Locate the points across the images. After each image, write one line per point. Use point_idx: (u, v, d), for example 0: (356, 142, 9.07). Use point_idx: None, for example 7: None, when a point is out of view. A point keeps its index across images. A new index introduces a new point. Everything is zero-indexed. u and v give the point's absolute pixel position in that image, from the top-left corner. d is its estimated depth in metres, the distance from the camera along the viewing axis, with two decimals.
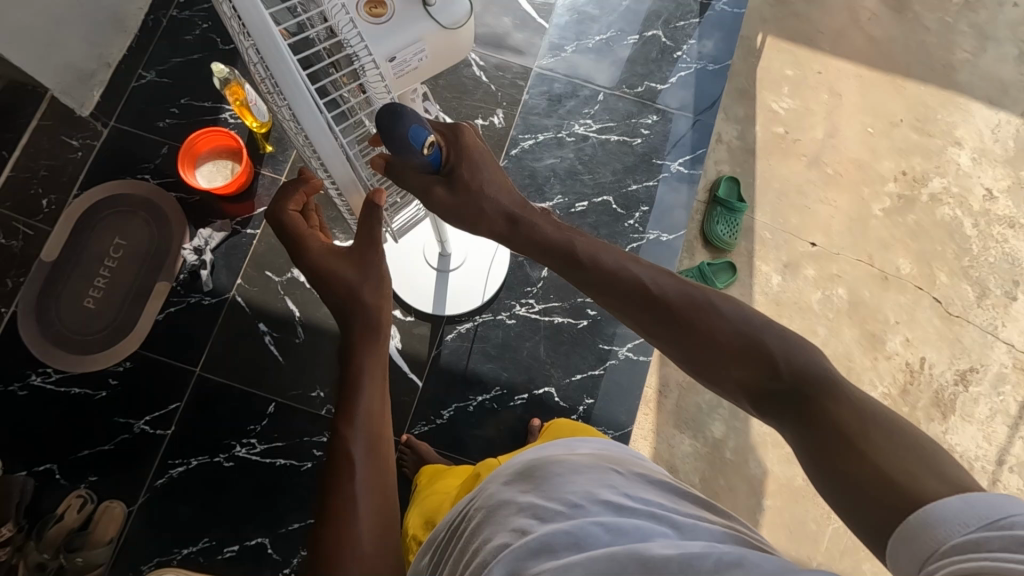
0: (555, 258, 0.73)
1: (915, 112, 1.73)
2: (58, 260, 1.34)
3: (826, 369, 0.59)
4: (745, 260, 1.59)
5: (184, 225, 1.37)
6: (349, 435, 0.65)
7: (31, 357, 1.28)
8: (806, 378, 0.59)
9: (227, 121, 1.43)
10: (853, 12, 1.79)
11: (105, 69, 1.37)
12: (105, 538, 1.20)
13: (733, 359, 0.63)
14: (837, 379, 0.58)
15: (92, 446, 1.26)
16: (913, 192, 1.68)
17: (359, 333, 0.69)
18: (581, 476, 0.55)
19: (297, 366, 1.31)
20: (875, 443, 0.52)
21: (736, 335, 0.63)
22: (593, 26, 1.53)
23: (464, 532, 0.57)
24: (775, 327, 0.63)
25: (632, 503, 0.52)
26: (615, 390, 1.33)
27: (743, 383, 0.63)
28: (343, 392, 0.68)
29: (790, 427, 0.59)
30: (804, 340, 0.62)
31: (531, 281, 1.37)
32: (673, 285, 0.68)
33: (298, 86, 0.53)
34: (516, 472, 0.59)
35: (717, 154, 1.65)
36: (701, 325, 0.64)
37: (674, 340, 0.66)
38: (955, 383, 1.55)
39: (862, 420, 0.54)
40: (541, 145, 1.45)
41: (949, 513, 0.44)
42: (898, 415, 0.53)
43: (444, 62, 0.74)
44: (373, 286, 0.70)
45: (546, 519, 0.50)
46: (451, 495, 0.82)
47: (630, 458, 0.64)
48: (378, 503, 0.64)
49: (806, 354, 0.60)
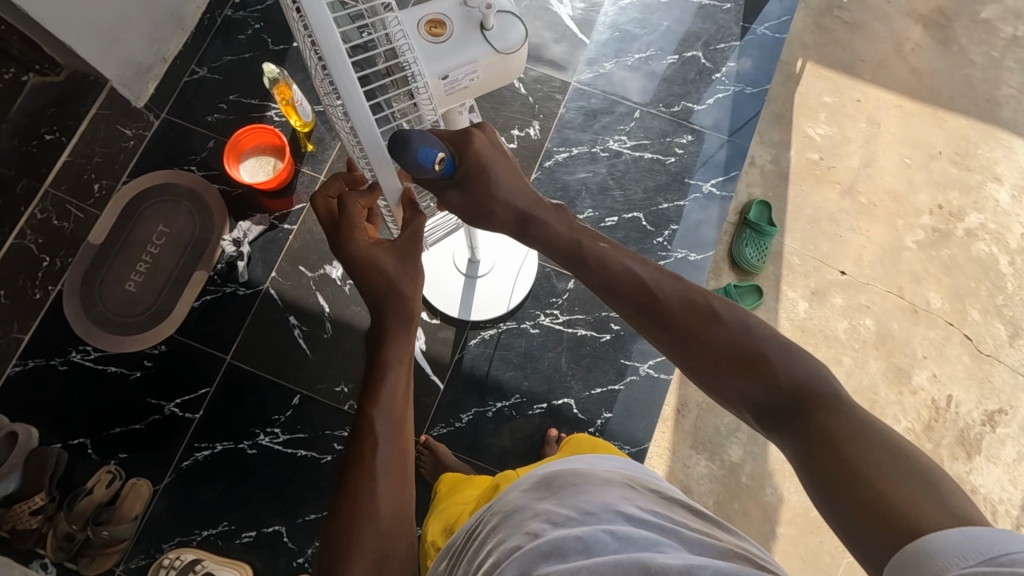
0: (562, 256, 0.73)
1: (955, 146, 1.71)
2: (104, 243, 1.39)
3: (830, 385, 0.60)
4: (772, 284, 1.59)
5: (225, 217, 1.42)
6: (374, 413, 0.67)
7: (73, 334, 1.34)
8: (804, 391, 0.60)
9: (272, 119, 1.48)
10: (896, 42, 1.78)
11: (161, 64, 1.42)
12: (131, 514, 1.24)
13: (733, 366, 0.63)
14: (840, 398, 0.58)
15: (125, 424, 1.31)
16: (948, 226, 1.65)
17: (394, 322, 0.69)
18: (597, 489, 0.56)
19: (324, 361, 1.35)
20: (875, 464, 0.51)
21: (738, 344, 0.63)
22: (633, 44, 1.55)
23: (480, 534, 0.59)
24: (779, 340, 0.63)
25: (645, 516, 0.52)
26: (634, 407, 1.34)
27: (744, 392, 0.64)
28: (368, 375, 0.69)
29: (788, 438, 0.59)
30: (809, 355, 0.62)
31: (556, 293, 1.39)
32: (677, 290, 0.68)
33: (352, 88, 0.55)
34: (537, 482, 0.61)
35: (749, 177, 1.66)
36: (701, 332, 0.65)
37: (675, 344, 0.67)
38: (982, 423, 1.52)
39: (863, 435, 0.54)
40: (575, 159, 1.47)
41: (947, 545, 0.43)
42: (904, 440, 0.52)
43: (494, 82, 0.77)
44: (409, 277, 0.68)
45: (559, 524, 0.51)
46: (468, 506, 0.83)
47: (647, 477, 0.64)
48: (395, 486, 0.65)
49: (809, 369, 0.61)
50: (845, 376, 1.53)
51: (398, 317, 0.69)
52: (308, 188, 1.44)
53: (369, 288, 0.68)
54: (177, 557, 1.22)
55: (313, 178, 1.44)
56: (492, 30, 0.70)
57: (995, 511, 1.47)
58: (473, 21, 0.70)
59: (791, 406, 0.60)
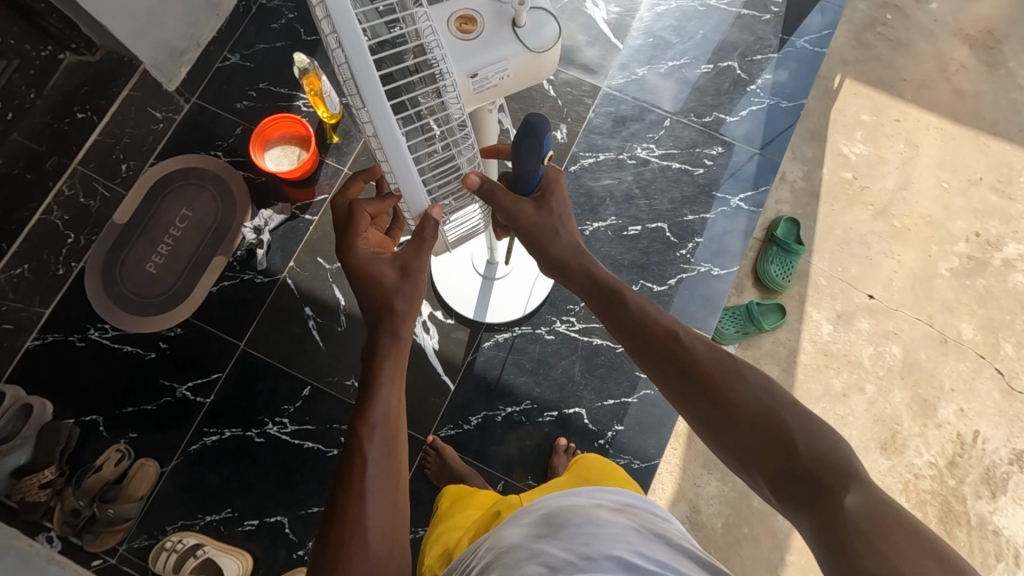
0: (595, 295, 0.76)
1: (997, 172, 1.65)
2: (128, 223, 1.40)
3: (849, 461, 0.57)
4: (796, 304, 1.55)
5: (247, 205, 1.42)
6: (365, 431, 0.65)
7: (92, 312, 1.35)
8: (825, 465, 0.57)
9: (299, 109, 1.48)
10: (941, 62, 1.72)
11: (195, 48, 1.44)
12: (137, 494, 1.24)
13: (755, 427, 0.61)
14: (856, 475, 0.56)
15: (137, 404, 1.31)
16: (985, 255, 1.59)
17: (385, 337, 0.70)
18: (599, 529, 0.54)
19: (336, 354, 1.34)
20: (895, 543, 0.47)
21: (756, 404, 0.62)
22: (667, 51, 1.52)
23: (474, 566, 0.57)
24: (800, 408, 0.62)
25: (647, 565, 0.50)
26: (647, 422, 1.30)
27: (759, 457, 0.61)
28: (363, 392, 0.68)
29: (806, 518, 0.56)
30: (829, 427, 0.60)
31: (574, 299, 1.36)
32: (704, 348, 0.68)
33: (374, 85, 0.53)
34: (535, 515, 0.59)
35: (778, 193, 1.62)
36: (724, 386, 0.64)
37: (694, 395, 0.66)
38: (1010, 462, 1.46)
39: (879, 517, 0.50)
40: (601, 165, 1.45)
41: None
42: (925, 528, 0.48)
43: (525, 80, 0.75)
44: (406, 296, 0.71)
45: (556, 569, 0.49)
46: (465, 533, 0.81)
47: (651, 516, 0.62)
48: (386, 508, 0.63)
49: (830, 441, 0.58)
50: (866, 404, 1.48)
51: (386, 333, 0.70)
52: (332, 179, 1.44)
53: (368, 303, 0.72)
54: (178, 540, 1.22)
55: (337, 170, 1.44)
56: (523, 28, 0.68)
57: (1017, 554, 1.41)
58: (505, 18, 0.68)
59: (809, 478, 0.57)
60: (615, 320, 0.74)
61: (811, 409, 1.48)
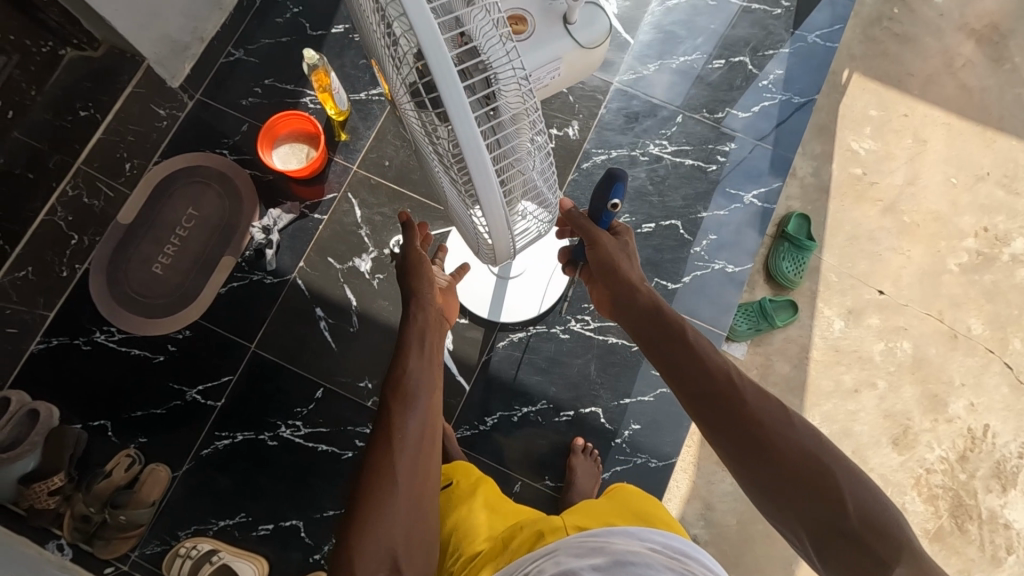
0: (650, 328, 0.78)
1: (1003, 168, 1.66)
2: (132, 223, 1.37)
3: (894, 525, 0.59)
4: (807, 300, 1.55)
5: (255, 203, 1.39)
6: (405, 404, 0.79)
7: (97, 315, 1.32)
8: (872, 527, 0.59)
9: (306, 106, 1.45)
10: (947, 57, 1.72)
11: (198, 43, 1.41)
12: (149, 499, 1.23)
13: (802, 479, 0.62)
14: (904, 544, 0.58)
15: (145, 409, 1.29)
16: (992, 250, 1.60)
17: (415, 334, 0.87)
18: None
19: (349, 356, 1.32)
20: None
21: (806, 455, 0.63)
22: (678, 46, 1.51)
23: None
24: (848, 464, 0.62)
25: None
26: (663, 420, 1.30)
27: (804, 511, 0.61)
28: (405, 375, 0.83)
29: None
30: (877, 487, 0.61)
31: (588, 298, 1.35)
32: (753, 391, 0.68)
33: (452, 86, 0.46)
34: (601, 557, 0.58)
35: (788, 190, 1.62)
36: (775, 436, 0.64)
37: (739, 439, 0.66)
38: (1019, 456, 1.47)
39: None
40: (613, 162, 1.44)
41: None
42: None
43: (572, 78, 0.74)
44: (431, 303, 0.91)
45: None
46: (489, 551, 0.82)
47: None
48: (415, 466, 0.76)
49: (878, 504, 0.60)
50: (878, 401, 1.49)
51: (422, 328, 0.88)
52: (341, 177, 1.41)
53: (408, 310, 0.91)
54: (193, 546, 1.20)
55: (346, 168, 1.42)
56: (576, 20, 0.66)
57: None
58: (556, 13, 0.66)
59: (855, 539, 0.59)
60: (666, 352, 0.75)
61: (823, 406, 1.48)
